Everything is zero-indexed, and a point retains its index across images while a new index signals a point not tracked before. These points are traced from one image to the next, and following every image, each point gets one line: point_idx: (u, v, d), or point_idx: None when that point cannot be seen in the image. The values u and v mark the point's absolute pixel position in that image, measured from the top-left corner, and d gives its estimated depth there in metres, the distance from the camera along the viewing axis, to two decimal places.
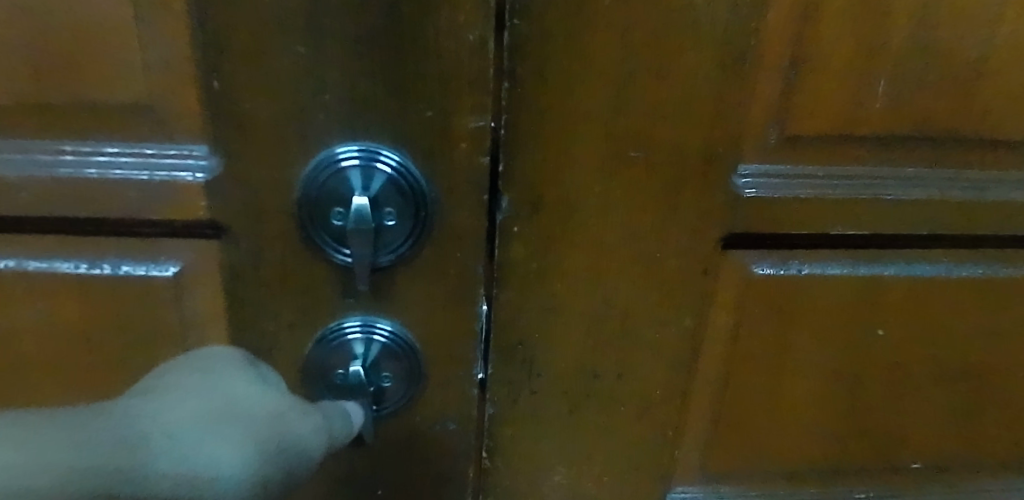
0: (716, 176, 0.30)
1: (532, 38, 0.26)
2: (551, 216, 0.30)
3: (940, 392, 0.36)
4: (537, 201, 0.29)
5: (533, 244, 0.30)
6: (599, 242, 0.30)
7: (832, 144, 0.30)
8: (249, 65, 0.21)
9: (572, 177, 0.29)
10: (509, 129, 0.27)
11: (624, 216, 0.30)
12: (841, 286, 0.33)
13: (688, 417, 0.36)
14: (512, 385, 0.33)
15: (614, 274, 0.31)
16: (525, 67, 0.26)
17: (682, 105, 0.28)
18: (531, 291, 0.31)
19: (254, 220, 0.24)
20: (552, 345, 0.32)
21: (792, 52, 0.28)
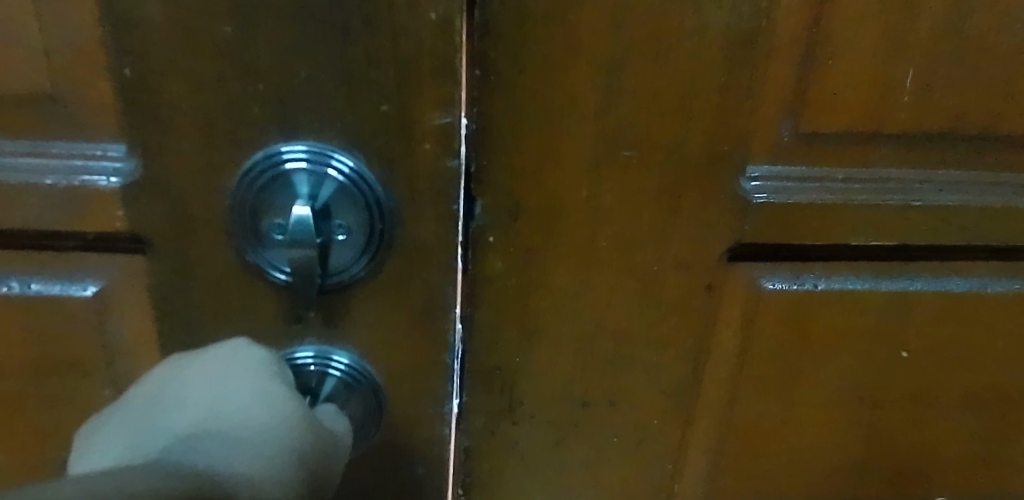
0: (721, 179, 0.26)
1: (509, 23, 0.23)
2: (534, 223, 0.27)
3: (973, 419, 0.33)
4: (517, 208, 0.26)
5: (515, 253, 0.27)
6: (589, 252, 0.27)
7: (854, 144, 0.26)
8: (166, 52, 0.18)
9: (558, 180, 0.26)
10: (484, 125, 0.24)
11: (617, 224, 0.27)
12: (861, 302, 0.29)
13: (690, 441, 0.33)
14: (493, 404, 0.30)
15: (605, 286, 0.28)
16: (502, 55, 0.23)
17: (682, 101, 0.25)
18: (513, 304, 0.28)
19: (186, 229, 0.21)
20: (538, 362, 0.30)
21: (809, 39, 0.24)
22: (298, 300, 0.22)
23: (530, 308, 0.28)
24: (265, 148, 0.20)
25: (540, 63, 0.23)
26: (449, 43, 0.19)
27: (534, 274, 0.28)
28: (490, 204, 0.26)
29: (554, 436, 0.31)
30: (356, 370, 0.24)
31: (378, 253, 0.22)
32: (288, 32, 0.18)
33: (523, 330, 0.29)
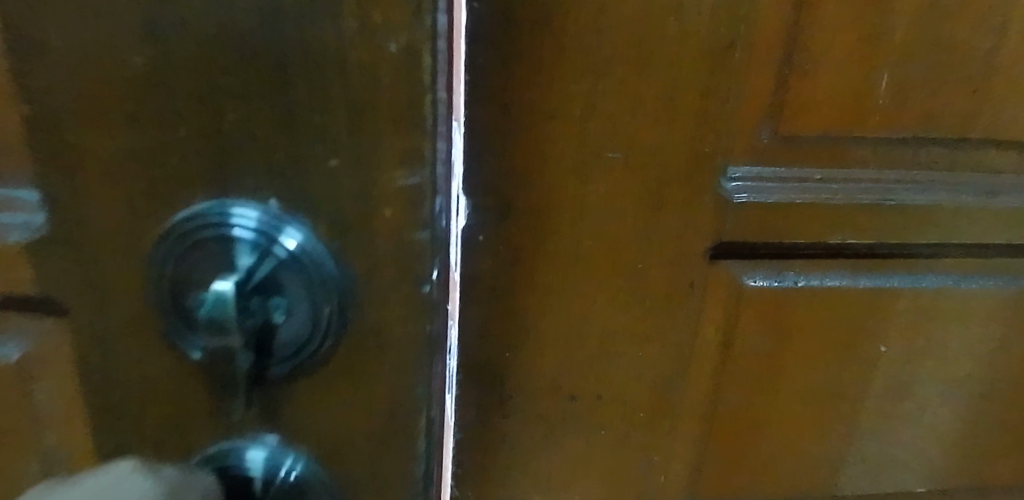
0: (702, 180, 0.25)
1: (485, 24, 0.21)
2: (513, 228, 0.25)
3: (949, 410, 0.33)
4: (497, 212, 0.25)
5: (495, 259, 0.26)
6: (566, 258, 0.26)
7: (835, 142, 0.26)
8: (68, 89, 0.15)
9: (534, 183, 0.24)
10: (461, 130, 0.23)
11: (596, 229, 0.26)
12: (841, 297, 0.29)
13: (674, 447, 0.32)
14: (477, 409, 0.29)
15: (585, 291, 0.27)
16: (479, 58, 0.22)
17: (661, 103, 0.23)
18: (492, 310, 0.27)
19: (103, 297, 0.17)
20: (520, 369, 0.28)
21: (790, 36, 0.23)
22: (231, 393, 0.18)
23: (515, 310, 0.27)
24: (189, 206, 0.16)
25: (518, 60, 0.22)
26: (411, 81, 0.15)
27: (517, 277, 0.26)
28: (469, 209, 0.25)
29: (537, 444, 0.30)
30: (312, 461, 0.20)
31: (327, 318, 0.17)
32: (215, 71, 0.14)
33: (506, 336, 0.28)
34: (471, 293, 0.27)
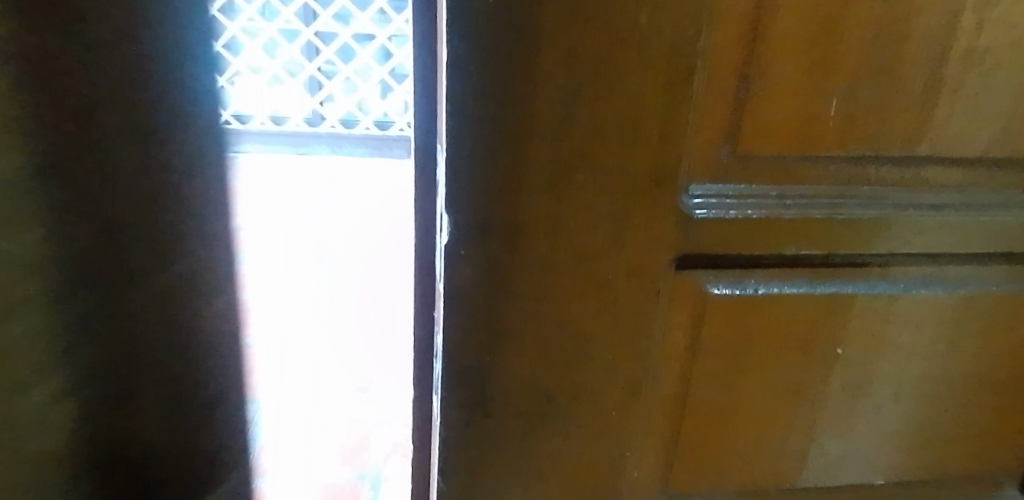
0: (668, 196, 0.28)
1: (472, 60, 0.24)
2: (496, 240, 0.28)
3: (900, 406, 0.35)
4: (484, 224, 0.27)
5: (480, 268, 0.28)
6: (548, 267, 0.28)
7: (787, 163, 0.29)
8: None
9: (515, 198, 0.27)
10: (453, 151, 0.26)
11: (573, 241, 0.28)
12: (798, 303, 0.32)
13: (647, 441, 0.34)
14: (460, 409, 0.31)
15: (564, 300, 0.29)
16: (468, 88, 0.25)
17: (628, 129, 0.26)
18: (476, 316, 0.29)
19: None
20: (502, 371, 0.30)
21: (742, 70, 0.26)
22: None
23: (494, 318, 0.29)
24: None
25: (500, 90, 0.25)
26: None
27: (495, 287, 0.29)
28: (456, 222, 0.27)
29: (518, 443, 0.32)
30: None
31: None
32: None
33: (491, 341, 0.30)
34: (454, 301, 0.29)
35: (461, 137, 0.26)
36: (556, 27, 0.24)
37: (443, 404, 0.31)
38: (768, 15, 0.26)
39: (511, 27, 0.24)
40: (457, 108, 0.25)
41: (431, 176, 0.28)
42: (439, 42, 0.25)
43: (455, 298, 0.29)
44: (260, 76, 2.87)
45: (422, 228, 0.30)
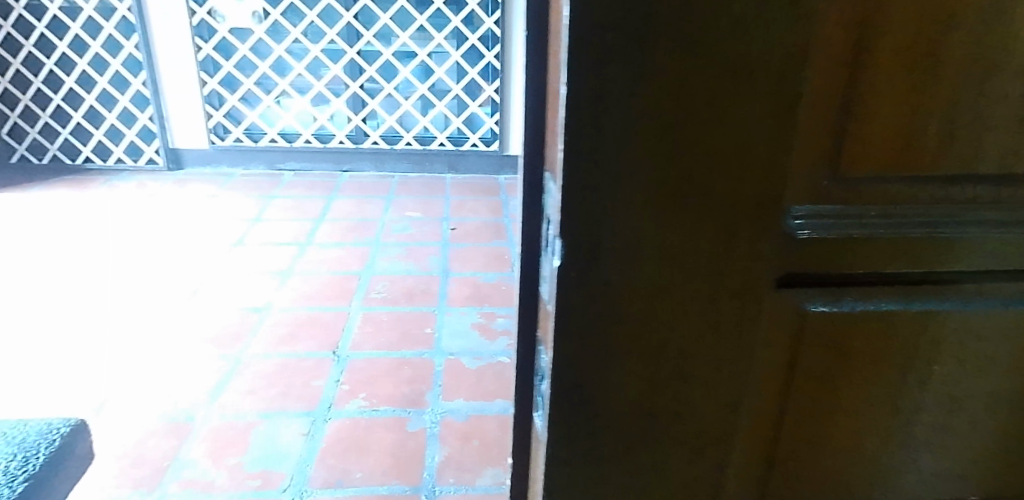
0: (771, 219, 0.28)
1: (589, 89, 0.25)
2: (606, 262, 0.28)
3: (996, 422, 0.35)
4: (595, 246, 0.28)
5: (590, 291, 0.28)
6: (654, 289, 0.29)
7: (883, 184, 0.29)
8: None
9: (625, 221, 0.27)
10: (567, 177, 0.26)
11: (679, 262, 0.28)
12: (894, 319, 0.32)
13: (744, 458, 0.34)
14: (565, 429, 0.31)
15: (670, 320, 0.29)
16: (584, 116, 0.25)
17: (735, 153, 0.27)
18: (584, 336, 0.29)
19: None
20: (608, 392, 0.30)
21: (844, 95, 0.27)
22: None
23: (602, 339, 0.29)
24: None
25: (616, 116, 0.26)
26: None
27: (605, 309, 0.29)
28: (567, 246, 0.28)
29: (620, 462, 0.32)
30: None
31: None
32: None
33: (597, 362, 0.30)
34: (564, 323, 0.29)
35: (578, 160, 0.26)
36: (669, 56, 0.25)
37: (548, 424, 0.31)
38: (867, 40, 0.26)
39: (628, 57, 0.25)
40: (575, 134, 0.26)
41: (538, 199, 0.29)
42: (555, 73, 0.26)
43: (564, 321, 0.29)
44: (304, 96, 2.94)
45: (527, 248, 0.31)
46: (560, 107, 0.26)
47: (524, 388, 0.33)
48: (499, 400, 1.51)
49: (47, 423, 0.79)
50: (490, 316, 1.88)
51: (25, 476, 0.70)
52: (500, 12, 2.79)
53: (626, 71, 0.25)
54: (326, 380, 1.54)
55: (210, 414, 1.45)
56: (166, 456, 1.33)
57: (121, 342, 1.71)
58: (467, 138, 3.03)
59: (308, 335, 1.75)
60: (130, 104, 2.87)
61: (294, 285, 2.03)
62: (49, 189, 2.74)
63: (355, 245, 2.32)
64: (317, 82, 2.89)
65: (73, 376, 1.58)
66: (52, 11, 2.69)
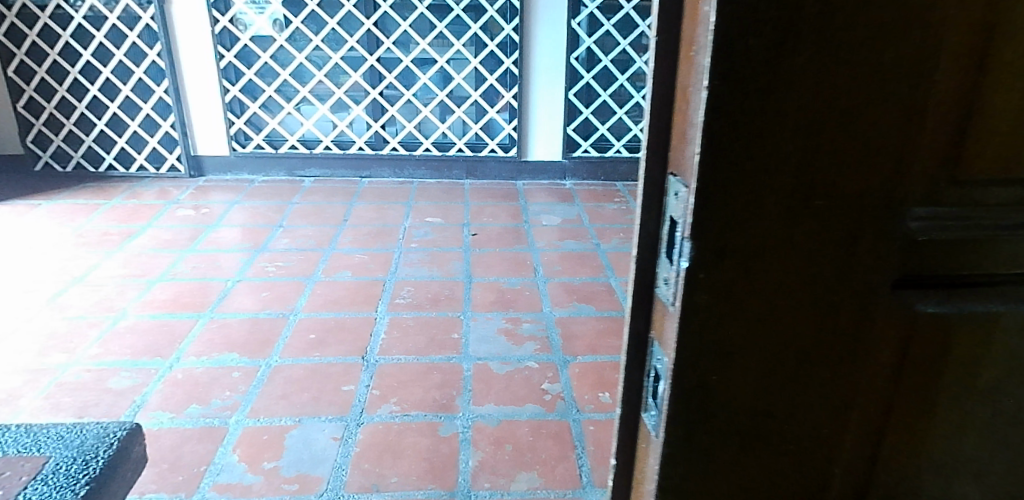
0: (890, 220, 0.29)
1: (726, 96, 0.26)
2: (733, 264, 0.28)
3: None
4: (725, 247, 0.28)
5: (717, 292, 0.29)
6: (779, 288, 0.29)
7: (999, 185, 0.30)
8: None
9: (755, 222, 0.28)
10: (701, 182, 0.27)
11: (804, 264, 0.29)
12: (1005, 318, 0.32)
13: (852, 454, 0.34)
14: (685, 427, 0.31)
15: (790, 320, 0.30)
16: (722, 123, 0.26)
17: (863, 158, 0.27)
18: (708, 335, 0.30)
19: None
20: (727, 391, 0.31)
21: (969, 100, 0.27)
22: None
23: (725, 342, 0.30)
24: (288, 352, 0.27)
25: (752, 123, 0.26)
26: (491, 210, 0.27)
27: (727, 313, 0.29)
28: (696, 248, 0.28)
29: (736, 459, 0.32)
30: None
31: None
32: None
33: (720, 360, 0.30)
34: (688, 325, 0.29)
35: (713, 167, 0.27)
36: (809, 64, 0.26)
37: (666, 422, 0.32)
38: (994, 45, 0.27)
39: (771, 63, 0.25)
40: (712, 139, 0.26)
41: (659, 203, 0.30)
42: (690, 81, 0.27)
43: (688, 322, 0.29)
44: (324, 103, 2.97)
45: (646, 250, 0.32)
46: (697, 113, 0.26)
47: (634, 385, 0.34)
48: (529, 405, 1.52)
49: (103, 427, 0.80)
50: (515, 321, 1.89)
51: (87, 479, 0.71)
52: (518, 19, 2.80)
53: (765, 81, 0.25)
54: (358, 385, 1.58)
55: (243, 418, 1.46)
56: (202, 459, 1.34)
57: (153, 348, 1.73)
58: (486, 144, 3.04)
59: (337, 340, 1.77)
60: (153, 112, 2.90)
61: (320, 292, 2.05)
62: (73, 196, 2.78)
63: (377, 251, 2.34)
64: (337, 89, 2.91)
65: (107, 381, 1.60)
66: (77, 20, 2.72)
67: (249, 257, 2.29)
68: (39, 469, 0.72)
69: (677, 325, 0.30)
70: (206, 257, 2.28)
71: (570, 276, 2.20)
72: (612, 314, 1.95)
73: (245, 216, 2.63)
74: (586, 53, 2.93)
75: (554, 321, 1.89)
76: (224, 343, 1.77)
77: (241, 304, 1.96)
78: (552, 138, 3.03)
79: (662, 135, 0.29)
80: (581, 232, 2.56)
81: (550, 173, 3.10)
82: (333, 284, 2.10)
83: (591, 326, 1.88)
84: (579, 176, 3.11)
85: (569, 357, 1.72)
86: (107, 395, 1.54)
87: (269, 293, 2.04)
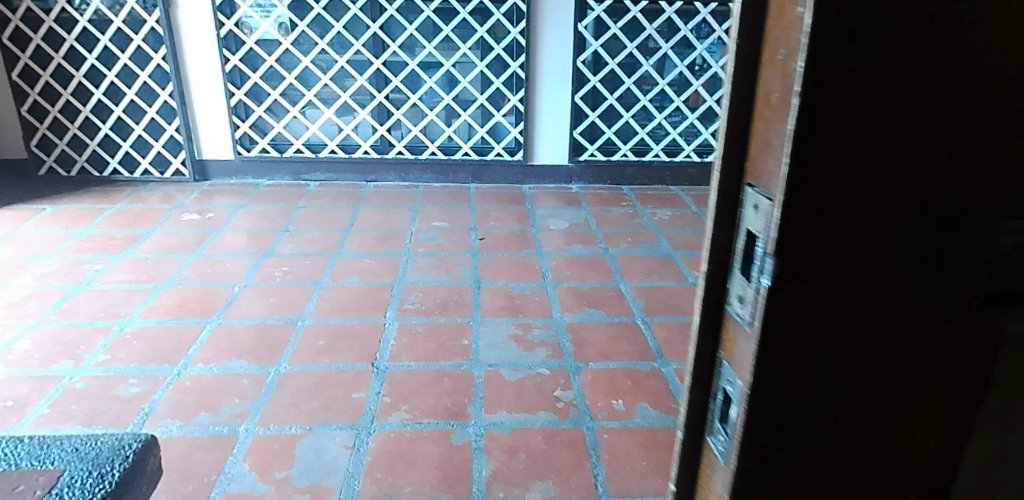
0: (973, 224, 0.26)
1: (817, 103, 0.24)
2: (818, 281, 0.26)
3: None
4: (810, 264, 0.26)
5: (799, 310, 0.27)
6: (868, 309, 0.27)
7: None
8: None
9: (844, 238, 0.26)
10: (786, 195, 0.25)
11: (896, 283, 0.27)
12: None
13: (924, 482, 0.32)
14: (758, 452, 0.30)
15: (878, 342, 0.28)
16: (813, 132, 0.24)
17: (963, 166, 0.25)
18: (786, 357, 0.28)
19: None
20: (803, 416, 0.29)
21: None
22: None
23: (804, 365, 0.28)
24: None
25: (846, 132, 0.24)
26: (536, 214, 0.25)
27: (809, 335, 0.28)
28: (778, 266, 0.27)
29: (811, 486, 0.31)
30: None
31: None
32: None
33: (797, 382, 0.28)
34: (766, 346, 0.28)
35: (800, 181, 0.25)
36: (908, 65, 0.23)
37: (736, 444, 0.30)
38: None
39: (870, 69, 0.23)
40: (800, 152, 0.25)
41: (739, 215, 0.29)
42: (778, 87, 0.25)
43: (767, 343, 0.28)
44: (329, 107, 2.95)
45: (719, 262, 0.30)
46: (787, 122, 0.25)
47: (705, 401, 0.33)
48: (542, 412, 1.50)
49: (116, 439, 0.78)
50: (525, 327, 1.87)
51: (104, 491, 0.69)
52: (525, 22, 2.78)
53: (862, 88, 0.24)
54: (369, 392, 1.56)
55: (252, 426, 1.44)
56: (211, 468, 1.32)
57: (160, 355, 1.72)
58: (492, 148, 3.03)
59: (345, 347, 1.76)
60: (158, 116, 2.88)
61: (328, 297, 2.03)
62: (78, 200, 2.77)
63: (384, 256, 2.33)
64: (342, 93, 2.90)
65: (114, 389, 1.58)
66: (82, 24, 2.71)
67: (255, 262, 2.27)
68: (54, 482, 0.70)
69: (756, 346, 0.28)
70: (212, 262, 2.27)
71: (579, 281, 2.18)
72: (622, 319, 1.93)
73: (250, 221, 2.62)
74: (593, 57, 2.91)
75: (564, 327, 1.88)
76: (232, 349, 1.75)
77: (248, 310, 1.95)
78: (558, 142, 3.01)
79: (742, 142, 0.28)
80: (588, 236, 2.54)
81: (556, 177, 3.08)
82: (340, 289, 2.08)
83: (602, 331, 1.86)
84: (586, 180, 3.09)
85: (581, 363, 1.70)
86: (115, 403, 1.53)
87: (276, 298, 2.02)
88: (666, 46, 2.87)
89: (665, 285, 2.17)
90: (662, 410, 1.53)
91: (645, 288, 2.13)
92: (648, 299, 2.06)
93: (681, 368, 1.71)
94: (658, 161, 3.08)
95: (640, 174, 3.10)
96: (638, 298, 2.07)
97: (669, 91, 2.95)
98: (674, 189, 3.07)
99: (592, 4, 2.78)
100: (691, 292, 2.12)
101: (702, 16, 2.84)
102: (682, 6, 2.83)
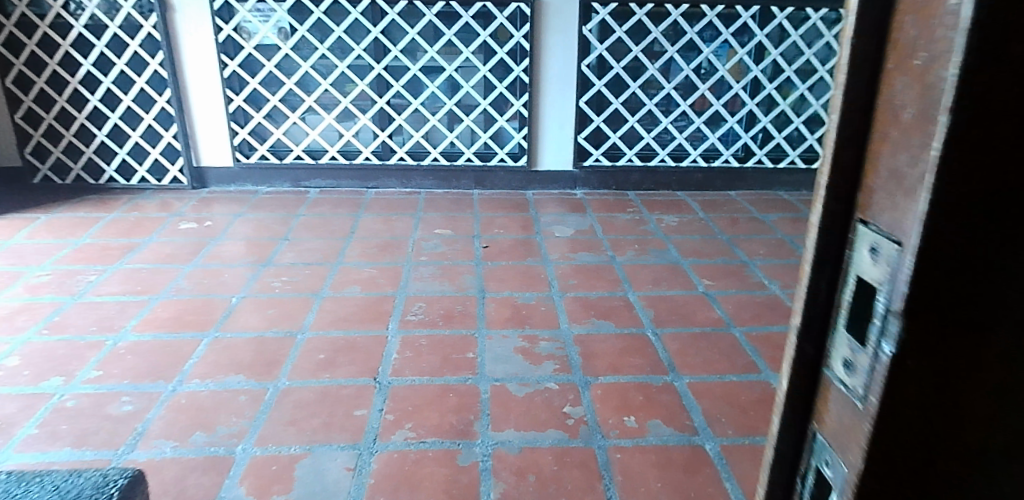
0: None
1: (973, 122, 0.18)
2: (956, 350, 0.21)
3: None
4: (947, 326, 0.20)
5: (929, 379, 0.21)
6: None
7: None
8: None
9: (1000, 297, 0.20)
10: (923, 240, 0.20)
11: None
12: None
13: None
14: None
15: None
16: (967, 159, 0.18)
17: None
18: (902, 436, 0.22)
19: None
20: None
21: None
22: None
23: (928, 453, 0.23)
24: None
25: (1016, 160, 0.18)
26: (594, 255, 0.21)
27: (939, 417, 0.22)
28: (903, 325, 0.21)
29: None
30: None
31: None
32: None
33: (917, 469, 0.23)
34: (883, 430, 0.22)
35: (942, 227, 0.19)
36: None
37: None
38: None
39: None
40: (946, 188, 0.19)
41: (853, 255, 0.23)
42: (923, 97, 0.19)
43: (884, 425, 0.22)
44: (329, 112, 2.90)
45: (819, 312, 0.25)
46: (933, 146, 0.19)
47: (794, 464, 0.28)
48: (551, 430, 1.44)
49: (102, 475, 0.72)
50: (532, 339, 1.81)
51: None
52: (528, 26, 2.73)
53: None
54: (370, 410, 1.50)
55: (249, 446, 1.39)
56: (207, 492, 1.26)
57: (155, 370, 1.66)
58: (495, 154, 2.97)
59: (347, 360, 1.70)
60: (155, 122, 2.83)
61: (328, 308, 1.97)
62: (73, 209, 2.71)
63: (386, 265, 2.27)
64: (343, 98, 2.85)
65: (107, 407, 1.53)
66: (77, 29, 2.66)
67: (254, 272, 2.22)
68: None
69: (869, 428, 0.23)
70: (209, 272, 2.21)
71: (586, 290, 2.12)
72: (632, 330, 1.87)
73: (249, 229, 2.56)
74: (597, 60, 2.85)
75: (573, 339, 1.82)
76: (229, 364, 1.69)
77: (246, 322, 1.89)
78: (562, 147, 2.96)
79: (853, 170, 0.23)
80: (594, 244, 2.49)
81: (560, 182, 3.02)
82: (341, 300, 2.02)
83: (611, 344, 1.80)
84: (590, 186, 3.03)
85: (590, 377, 1.64)
86: (107, 422, 1.47)
87: (275, 309, 1.96)
88: (672, 49, 2.81)
89: (675, 293, 2.11)
90: (675, 427, 1.47)
91: (654, 297, 2.07)
92: (658, 309, 2.00)
93: (694, 381, 1.65)
94: (664, 166, 3.02)
95: (645, 180, 3.04)
96: (647, 308, 2.01)
97: (675, 95, 2.88)
98: (681, 194, 3.01)
99: (597, 7, 2.73)
100: (702, 302, 2.06)
101: (709, 18, 2.77)
102: (688, 8, 2.77)
